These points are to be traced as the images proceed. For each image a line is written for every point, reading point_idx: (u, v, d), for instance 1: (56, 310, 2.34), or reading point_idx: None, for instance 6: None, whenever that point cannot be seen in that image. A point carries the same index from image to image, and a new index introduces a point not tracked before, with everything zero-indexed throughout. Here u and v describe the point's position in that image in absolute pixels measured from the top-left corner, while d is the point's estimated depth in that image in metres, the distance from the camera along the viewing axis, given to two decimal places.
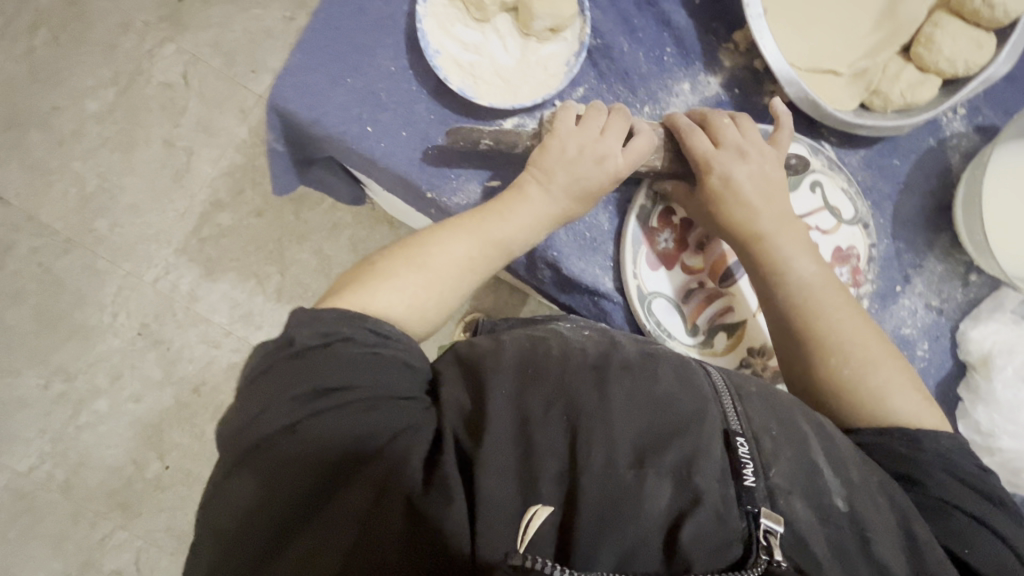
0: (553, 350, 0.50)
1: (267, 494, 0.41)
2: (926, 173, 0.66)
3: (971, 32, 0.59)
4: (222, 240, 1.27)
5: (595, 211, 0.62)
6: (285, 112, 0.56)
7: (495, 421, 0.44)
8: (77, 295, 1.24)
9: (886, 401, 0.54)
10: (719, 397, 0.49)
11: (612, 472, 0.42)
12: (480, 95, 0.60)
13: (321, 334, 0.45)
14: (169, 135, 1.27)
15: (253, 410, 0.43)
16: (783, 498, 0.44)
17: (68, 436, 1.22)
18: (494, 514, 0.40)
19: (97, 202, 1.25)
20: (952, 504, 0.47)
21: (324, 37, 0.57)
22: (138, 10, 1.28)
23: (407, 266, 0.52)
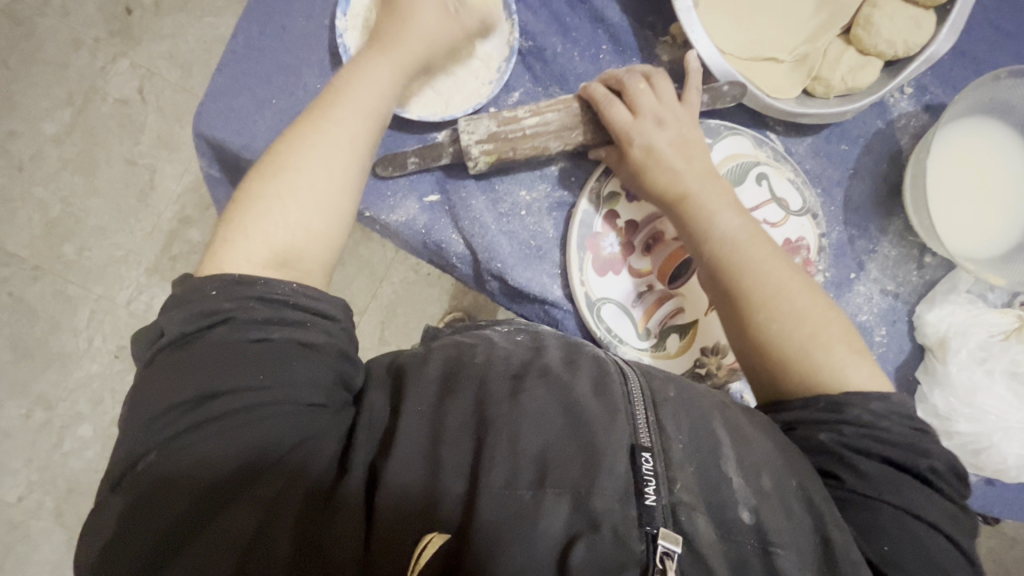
0: (476, 359, 0.51)
1: (143, 510, 0.41)
2: (875, 157, 0.65)
3: (910, 12, 0.57)
4: (193, 256, 1.26)
5: (538, 219, 0.61)
6: (211, 140, 0.55)
7: (405, 445, 0.46)
8: (51, 323, 1.23)
9: (813, 356, 0.53)
10: (633, 405, 0.47)
11: (511, 493, 0.43)
12: (413, 109, 0.59)
13: (202, 314, 0.45)
14: (129, 153, 1.25)
15: (144, 411, 0.43)
16: (687, 515, 0.42)
17: (55, 464, 1.22)
18: (383, 542, 0.42)
19: (63, 226, 1.24)
20: (875, 497, 0.46)
21: (246, 59, 0.57)
22: (88, 27, 1.25)
23: (271, 184, 0.51)
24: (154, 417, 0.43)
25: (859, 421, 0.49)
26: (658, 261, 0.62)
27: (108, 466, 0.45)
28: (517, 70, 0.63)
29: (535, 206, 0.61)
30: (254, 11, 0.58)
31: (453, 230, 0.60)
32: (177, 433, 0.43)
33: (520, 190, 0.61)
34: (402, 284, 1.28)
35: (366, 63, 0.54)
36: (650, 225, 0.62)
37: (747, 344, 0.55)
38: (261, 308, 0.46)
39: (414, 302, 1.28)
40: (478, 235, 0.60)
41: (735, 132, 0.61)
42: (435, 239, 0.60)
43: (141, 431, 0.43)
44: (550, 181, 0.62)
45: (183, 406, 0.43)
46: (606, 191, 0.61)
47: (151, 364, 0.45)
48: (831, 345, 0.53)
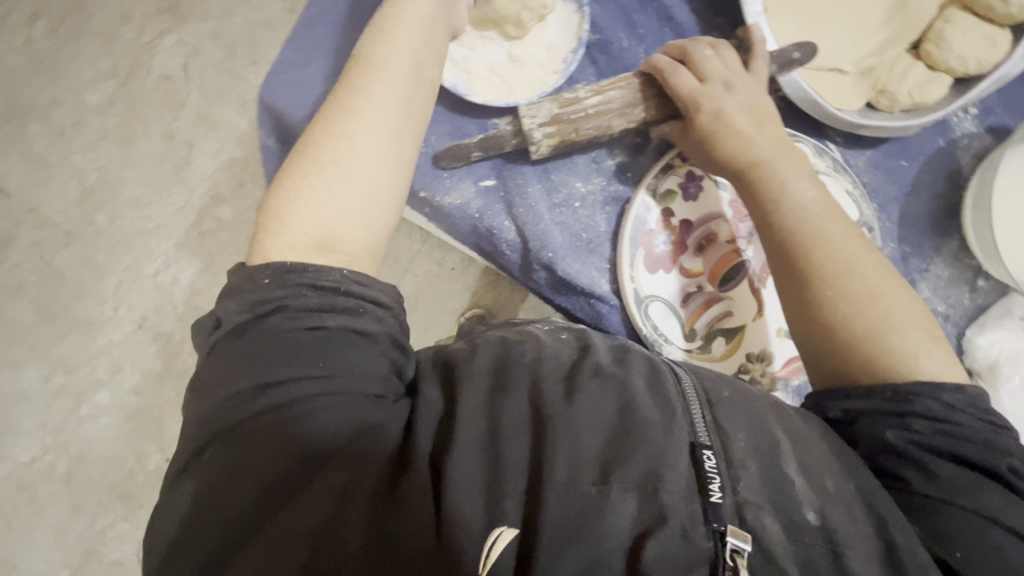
0: (526, 356, 0.51)
1: (215, 498, 0.41)
2: (933, 176, 0.64)
3: (983, 29, 0.57)
4: (222, 234, 1.27)
5: (592, 212, 0.62)
6: (273, 110, 0.56)
7: (464, 435, 0.45)
8: (78, 288, 1.24)
9: (885, 339, 0.51)
10: (690, 406, 0.47)
11: (575, 489, 0.42)
12: (476, 92, 0.61)
13: (257, 304, 0.45)
14: (168, 127, 1.26)
15: (208, 402, 0.44)
16: (752, 513, 0.42)
17: (70, 428, 1.23)
18: (455, 532, 0.41)
19: (97, 194, 1.25)
20: (942, 497, 0.45)
21: (314, 33, 0.58)
22: (139, 2, 1.27)
23: (316, 165, 0.50)
24: (219, 409, 0.44)
25: (925, 413, 0.48)
26: (706, 264, 0.62)
27: (175, 460, 0.46)
28: (582, 62, 0.64)
29: (589, 199, 0.62)
30: None
31: (506, 217, 0.61)
32: (242, 424, 0.43)
33: (577, 181, 0.62)
34: (425, 277, 1.28)
35: (392, 33, 0.54)
36: (703, 226, 0.62)
37: (814, 324, 0.54)
38: (313, 296, 0.46)
39: (435, 296, 1.28)
40: (531, 224, 0.60)
41: (797, 139, 0.61)
42: (487, 224, 0.61)
43: (207, 422, 0.44)
44: (606, 176, 0.63)
45: (247, 397, 0.43)
46: (663, 188, 0.61)
47: (213, 357, 0.46)
48: (904, 329, 0.52)
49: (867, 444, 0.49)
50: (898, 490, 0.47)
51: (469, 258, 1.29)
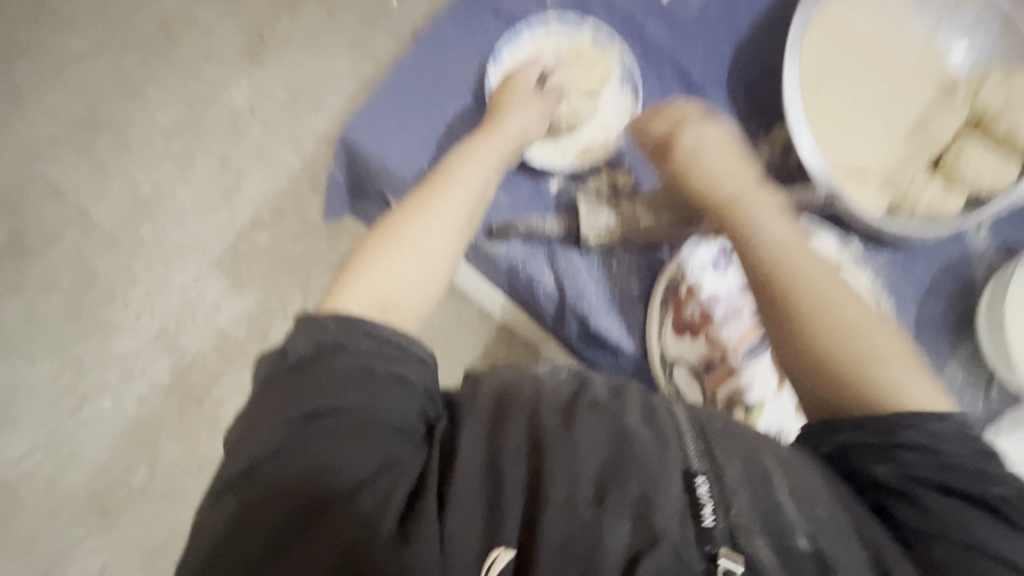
0: (526, 391, 0.53)
1: (253, 518, 0.43)
2: (948, 282, 0.68)
3: (996, 152, 0.63)
4: (255, 258, 1.32)
5: (627, 274, 0.68)
6: (357, 144, 0.66)
7: (465, 458, 0.48)
8: (108, 292, 1.28)
9: (869, 369, 0.54)
10: (682, 436, 0.50)
11: (573, 511, 0.45)
12: (536, 156, 0.68)
13: (316, 342, 0.49)
14: (226, 155, 1.36)
15: (261, 424, 0.46)
16: (744, 537, 0.45)
17: (65, 429, 1.22)
18: (458, 546, 0.44)
19: (147, 207, 1.32)
20: (929, 531, 0.47)
21: (402, 90, 0.68)
22: (223, 45, 1.40)
23: (397, 238, 0.57)
24: (270, 432, 0.46)
25: (914, 446, 0.50)
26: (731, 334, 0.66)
27: (216, 480, 0.47)
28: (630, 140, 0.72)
29: (626, 262, 0.68)
30: (420, 50, 0.69)
31: (547, 267, 0.67)
32: (291, 447, 0.45)
33: (616, 247, 0.68)
34: (442, 325, 1.31)
35: (471, 154, 0.62)
36: (728, 303, 0.67)
37: (799, 361, 0.57)
38: (372, 341, 0.50)
39: (449, 344, 1.30)
40: (571, 278, 0.67)
41: (819, 232, 0.66)
42: (528, 272, 0.67)
43: (256, 443, 0.46)
44: (643, 244, 0.68)
45: (300, 421, 0.46)
46: (694, 262, 0.66)
47: (269, 384, 0.49)
48: (885, 360, 0.55)
49: (861, 479, 0.51)
50: (895, 523, 0.49)
51: (486, 312, 1.33)
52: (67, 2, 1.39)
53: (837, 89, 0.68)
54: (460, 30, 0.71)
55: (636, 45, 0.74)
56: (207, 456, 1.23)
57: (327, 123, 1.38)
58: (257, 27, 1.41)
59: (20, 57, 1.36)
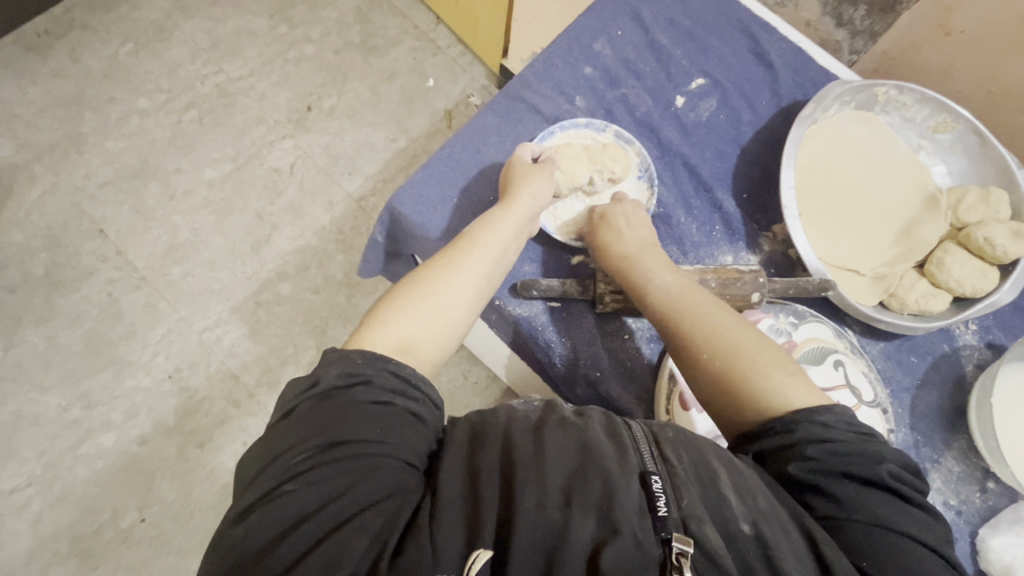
0: (499, 416, 0.56)
1: (272, 540, 0.45)
2: (941, 375, 0.71)
3: (976, 264, 0.68)
4: (275, 307, 1.37)
5: (639, 345, 0.73)
6: (398, 212, 0.73)
7: (448, 478, 0.50)
8: (130, 329, 1.32)
9: (754, 381, 0.56)
10: (639, 442, 0.52)
11: (542, 512, 0.47)
12: (558, 232, 0.76)
13: (347, 376, 0.53)
14: (262, 209, 1.45)
15: (277, 454, 0.49)
16: (696, 524, 0.47)
17: (63, 464, 1.22)
18: (443, 557, 0.45)
19: (181, 251, 1.40)
20: (843, 517, 0.48)
21: (447, 165, 0.77)
22: (273, 111, 1.54)
23: (424, 288, 0.62)
24: (286, 460, 0.49)
25: (813, 438, 0.51)
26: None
27: (232, 511, 0.49)
28: None
29: (638, 333, 0.73)
30: (461, 135, 0.79)
31: (564, 334, 0.72)
32: (304, 473, 0.48)
33: (630, 319, 0.74)
34: (448, 385, 1.33)
35: (496, 222, 0.68)
36: None
37: (705, 394, 0.59)
38: (391, 378, 0.54)
39: (453, 405, 1.31)
40: (586, 345, 0.72)
41: (818, 319, 0.70)
42: (547, 337, 0.72)
43: (272, 472, 0.48)
44: None
45: (313, 449, 0.49)
46: None
47: (288, 416, 0.52)
48: (765, 369, 0.57)
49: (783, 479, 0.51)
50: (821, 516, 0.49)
51: (492, 374, 1.35)
52: (140, 66, 1.55)
53: (828, 196, 0.75)
54: (503, 119, 0.81)
55: (652, 142, 0.83)
56: (199, 502, 1.21)
57: (359, 187, 1.49)
58: (306, 99, 1.56)
59: (89, 109, 1.49)
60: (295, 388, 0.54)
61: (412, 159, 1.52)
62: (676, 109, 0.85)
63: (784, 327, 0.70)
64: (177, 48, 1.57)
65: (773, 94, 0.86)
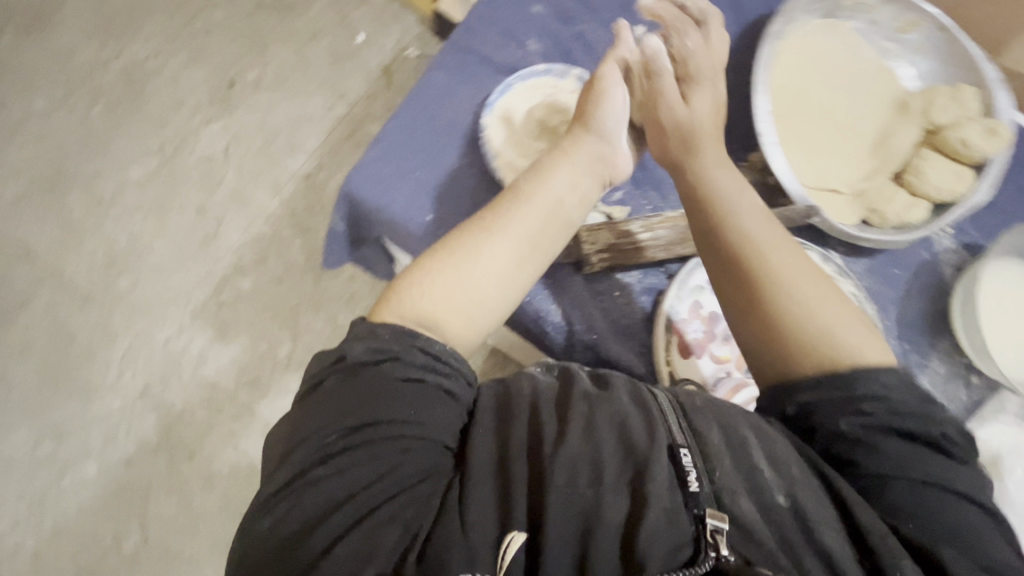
0: (524, 392, 0.55)
1: (304, 527, 0.45)
2: (921, 283, 0.74)
3: (952, 166, 0.69)
4: (240, 304, 1.30)
5: (630, 300, 0.72)
6: (357, 198, 0.68)
7: (477, 456, 0.50)
8: (86, 353, 1.24)
9: (836, 339, 0.56)
10: (667, 416, 0.53)
11: (575, 490, 0.47)
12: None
13: (374, 351, 0.52)
14: (203, 203, 1.34)
15: (302, 438, 0.49)
16: (729, 498, 0.49)
17: (48, 501, 1.17)
18: (478, 536, 0.46)
19: (123, 261, 1.29)
20: (890, 474, 0.49)
21: (401, 135, 0.71)
22: (192, 92, 1.40)
23: (460, 256, 0.59)
24: (311, 443, 0.48)
25: (869, 393, 0.52)
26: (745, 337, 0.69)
27: (259, 494, 0.49)
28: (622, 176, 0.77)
29: (628, 289, 0.72)
30: (411, 102, 0.72)
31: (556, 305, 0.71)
32: (335, 452, 0.48)
33: (617, 276, 0.72)
34: None
35: (547, 176, 0.65)
36: None
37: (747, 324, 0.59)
38: (422, 355, 0.53)
39: None
40: (576, 309, 0.71)
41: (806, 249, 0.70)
42: (538, 309, 0.70)
43: (296, 456, 0.48)
44: (642, 272, 0.73)
45: (340, 429, 0.49)
46: (693, 283, 0.71)
47: (313, 389, 0.52)
48: (849, 331, 0.56)
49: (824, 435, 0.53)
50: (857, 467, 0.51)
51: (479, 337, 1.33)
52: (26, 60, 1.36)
53: (807, 113, 0.74)
54: (450, 77, 0.74)
55: None
56: (201, 513, 1.19)
57: (304, 164, 1.38)
58: (226, 74, 1.41)
59: None
60: (321, 359, 0.54)
61: (356, 125, 1.41)
62: (634, 40, 0.79)
63: None
64: (66, 33, 1.39)
65: (736, 13, 0.82)
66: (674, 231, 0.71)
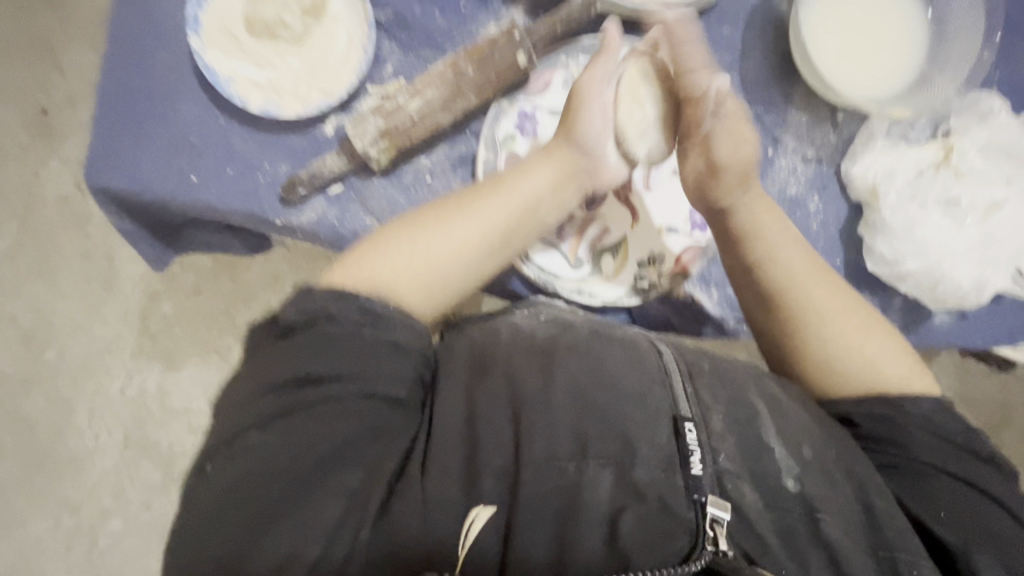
0: (502, 340, 0.43)
1: (208, 522, 0.33)
2: None
3: None
4: (172, 328, 1.06)
5: (446, 183, 0.50)
6: (106, 192, 0.47)
7: (441, 420, 0.38)
8: (54, 431, 1.03)
9: (865, 365, 0.45)
10: (668, 376, 0.41)
11: (555, 463, 0.36)
12: (288, 108, 0.48)
13: (304, 311, 0.38)
14: (84, 247, 1.05)
15: (229, 408, 0.37)
16: (732, 483, 0.37)
17: (96, 563, 1.02)
18: (436, 520, 0.34)
19: (46, 328, 1.05)
20: (923, 463, 0.40)
21: (114, 104, 0.47)
22: None
23: (418, 229, 0.44)
24: (228, 421, 0.36)
25: (908, 407, 0.42)
26: (625, 228, 0.52)
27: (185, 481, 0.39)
28: (381, 37, 0.50)
29: (438, 169, 0.50)
30: (110, 41, 0.47)
31: (369, 218, 0.49)
32: (257, 427, 0.35)
33: (420, 156, 0.50)
34: None
35: (531, 165, 0.47)
36: None
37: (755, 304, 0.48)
38: (355, 310, 0.38)
39: None
40: (389, 214, 0.49)
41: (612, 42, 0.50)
42: (351, 233, 0.49)
43: (217, 427, 0.37)
44: (448, 142, 0.50)
45: (261, 394, 0.36)
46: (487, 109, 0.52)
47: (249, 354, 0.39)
48: (892, 360, 0.45)
49: (860, 413, 0.42)
50: (871, 440, 0.41)
51: None
52: None
53: None
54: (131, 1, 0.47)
55: None
56: None
57: None
58: (32, 82, 1.04)
59: None
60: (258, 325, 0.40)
61: None
62: None
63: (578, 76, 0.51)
64: None
65: None
66: (445, 87, 0.47)
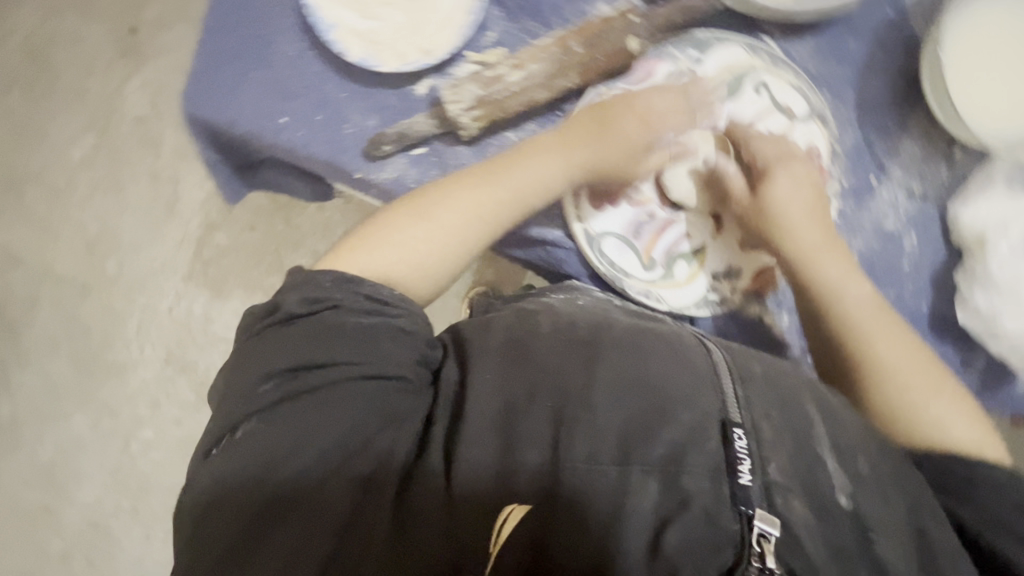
0: (542, 329, 0.42)
1: (226, 494, 0.35)
2: None
3: None
4: (224, 259, 1.09)
5: None
6: (197, 120, 0.47)
7: (477, 406, 0.38)
8: (104, 338, 1.09)
9: (934, 414, 0.43)
10: (719, 381, 0.39)
11: (596, 468, 0.35)
12: (387, 62, 0.48)
13: (311, 302, 0.38)
14: (152, 169, 1.09)
15: (241, 385, 0.37)
16: (782, 497, 0.34)
17: (126, 467, 1.07)
18: (464, 505, 0.35)
19: (109, 241, 1.09)
20: (999, 520, 0.37)
21: (217, 35, 0.47)
22: (86, 27, 1.08)
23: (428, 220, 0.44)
24: (243, 398, 0.37)
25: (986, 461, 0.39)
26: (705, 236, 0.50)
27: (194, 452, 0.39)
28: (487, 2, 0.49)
29: None
30: None
31: None
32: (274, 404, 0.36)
33: (508, 130, 0.49)
34: None
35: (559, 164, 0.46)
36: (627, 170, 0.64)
37: (824, 344, 0.46)
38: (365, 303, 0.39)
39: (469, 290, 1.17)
40: None
41: (726, 40, 0.49)
42: None
43: (231, 402, 0.37)
44: (538, 119, 0.49)
45: (278, 374, 0.37)
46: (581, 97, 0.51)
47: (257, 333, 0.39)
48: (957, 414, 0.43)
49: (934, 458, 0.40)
50: (943, 485, 0.39)
51: None
52: None
53: None
54: None
55: None
56: None
57: None
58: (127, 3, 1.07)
59: None
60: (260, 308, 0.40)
61: None
62: None
63: (685, 68, 0.48)
64: None
65: None
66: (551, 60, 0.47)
